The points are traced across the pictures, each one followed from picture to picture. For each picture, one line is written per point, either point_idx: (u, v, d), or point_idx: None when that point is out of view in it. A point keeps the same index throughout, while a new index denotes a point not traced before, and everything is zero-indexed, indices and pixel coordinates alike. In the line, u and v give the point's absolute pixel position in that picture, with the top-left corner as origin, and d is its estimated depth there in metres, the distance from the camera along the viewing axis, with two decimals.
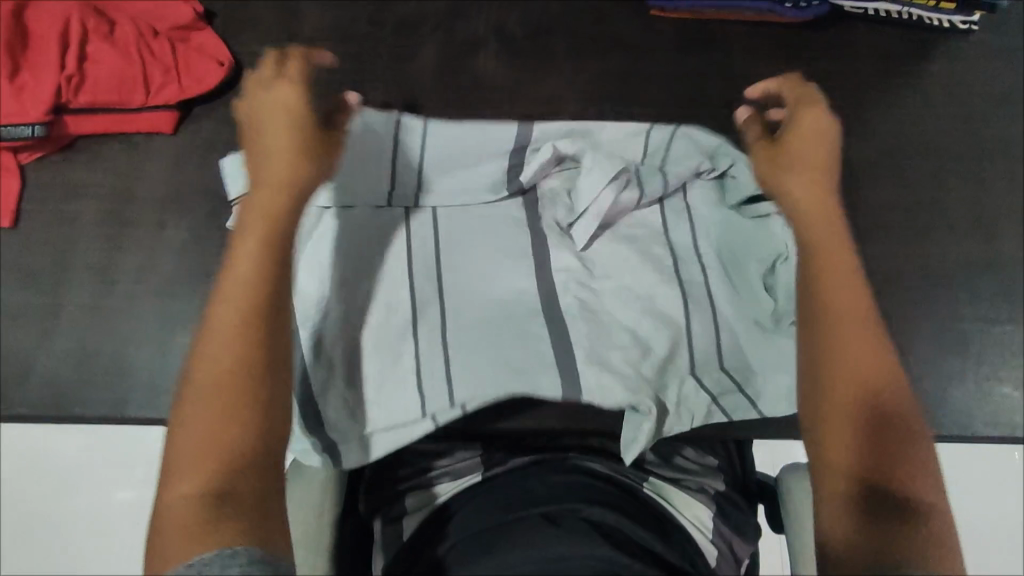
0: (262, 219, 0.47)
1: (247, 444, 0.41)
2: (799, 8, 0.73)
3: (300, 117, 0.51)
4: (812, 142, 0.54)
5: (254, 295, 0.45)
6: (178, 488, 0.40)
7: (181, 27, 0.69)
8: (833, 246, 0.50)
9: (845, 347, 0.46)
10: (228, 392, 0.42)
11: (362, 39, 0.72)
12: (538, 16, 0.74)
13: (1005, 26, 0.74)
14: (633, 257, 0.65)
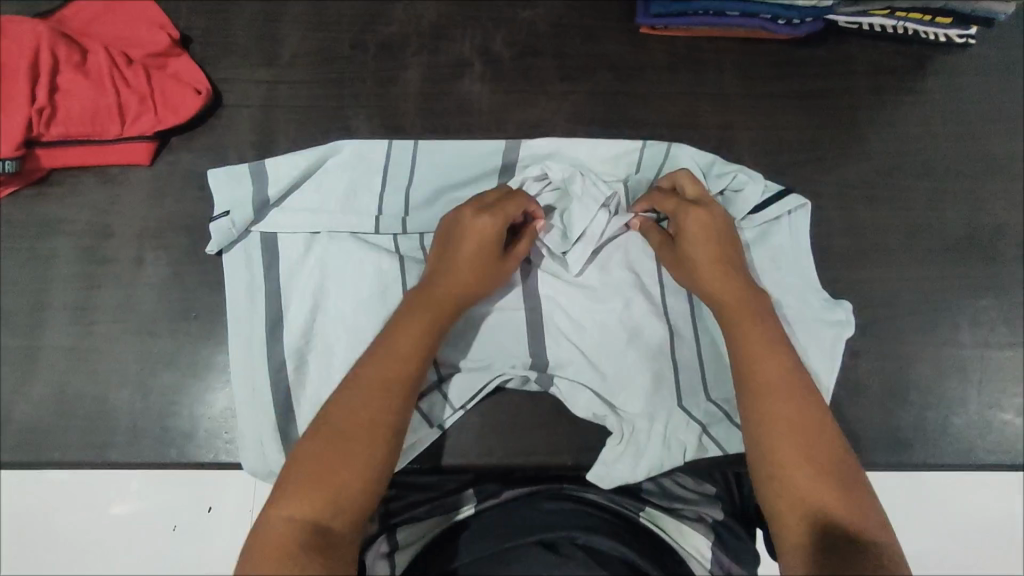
0: (426, 318, 0.55)
1: (353, 491, 0.47)
2: (792, 26, 0.69)
3: (497, 244, 0.58)
4: (708, 223, 0.59)
5: (403, 371, 0.52)
6: (289, 510, 0.46)
7: (156, 53, 0.67)
8: (746, 319, 0.55)
9: (779, 413, 0.51)
10: (359, 444, 0.48)
11: (345, 62, 0.70)
12: (525, 37, 0.72)
13: (1008, 39, 0.73)
14: (621, 285, 0.63)
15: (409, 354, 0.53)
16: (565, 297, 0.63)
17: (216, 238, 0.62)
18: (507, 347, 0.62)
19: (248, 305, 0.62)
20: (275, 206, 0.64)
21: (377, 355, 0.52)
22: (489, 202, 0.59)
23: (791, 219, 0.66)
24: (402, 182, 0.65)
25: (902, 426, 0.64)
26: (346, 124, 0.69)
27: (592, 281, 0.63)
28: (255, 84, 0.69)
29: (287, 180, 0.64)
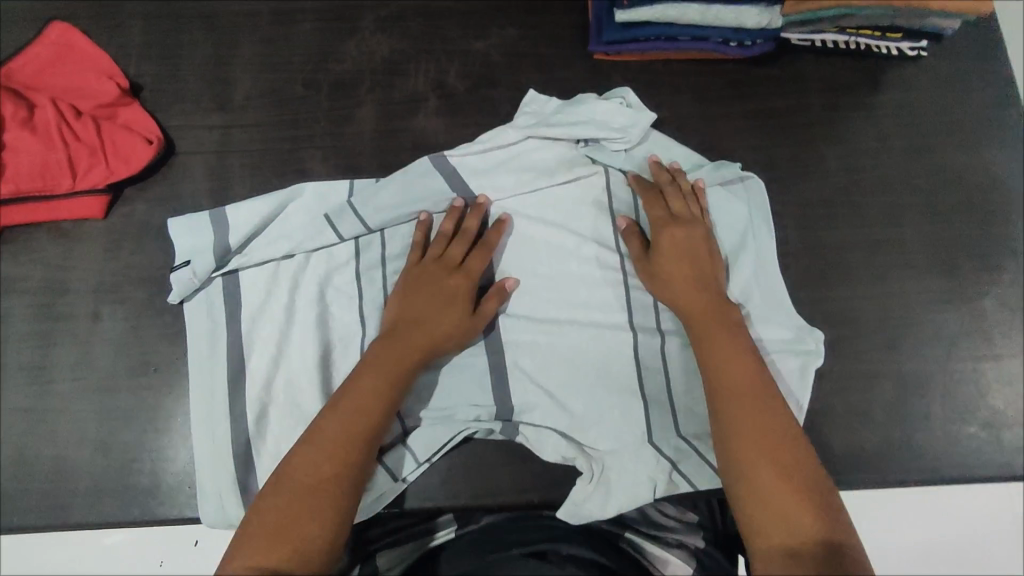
0: (391, 373, 0.55)
1: (313, 542, 0.47)
2: (744, 47, 0.69)
3: (464, 299, 0.60)
4: (685, 242, 0.61)
5: (368, 422, 0.53)
6: (246, 557, 0.46)
7: (104, 104, 0.67)
8: (704, 316, 0.58)
9: (735, 399, 0.52)
10: (320, 493, 0.49)
11: (299, 102, 0.70)
12: (478, 68, 0.71)
13: (958, 51, 0.73)
14: (585, 320, 0.63)
15: (371, 402, 0.54)
16: (529, 334, 0.63)
17: (179, 288, 0.62)
18: (470, 393, 0.62)
19: (207, 357, 0.61)
20: (237, 253, 0.63)
21: (340, 406, 0.53)
22: (452, 254, 0.61)
23: (757, 242, 0.65)
24: (360, 218, 0.63)
25: (867, 446, 0.64)
26: (302, 166, 0.68)
27: (554, 321, 0.63)
28: (208, 130, 0.69)
29: (245, 229, 0.63)
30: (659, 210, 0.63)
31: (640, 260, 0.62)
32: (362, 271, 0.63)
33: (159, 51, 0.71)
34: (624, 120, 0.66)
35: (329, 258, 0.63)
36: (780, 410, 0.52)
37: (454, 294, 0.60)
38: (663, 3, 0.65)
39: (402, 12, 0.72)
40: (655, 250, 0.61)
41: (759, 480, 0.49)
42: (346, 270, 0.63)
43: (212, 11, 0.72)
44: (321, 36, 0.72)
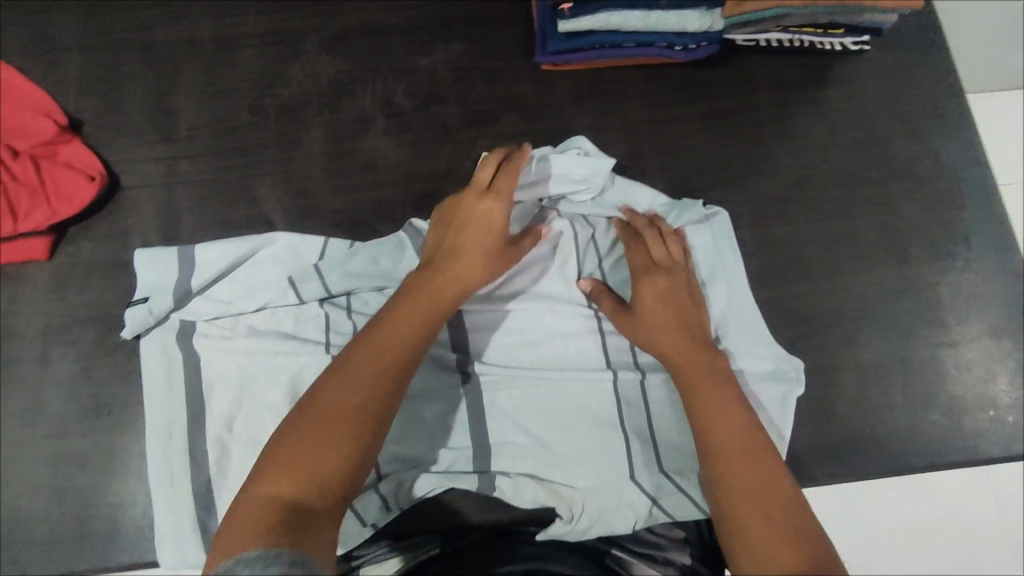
0: (424, 305, 0.53)
1: (336, 471, 0.45)
2: (689, 50, 0.70)
3: (502, 228, 0.57)
4: (666, 291, 0.59)
5: (402, 346, 0.50)
6: (270, 484, 0.44)
7: (44, 142, 0.66)
8: (684, 344, 0.57)
9: (718, 426, 0.52)
10: (345, 425, 0.46)
11: (245, 129, 0.69)
12: (426, 85, 0.71)
13: (899, 42, 0.74)
14: (549, 338, 0.63)
15: (401, 337, 0.51)
16: (500, 353, 0.63)
17: (132, 324, 0.61)
18: (435, 426, 0.61)
19: (162, 395, 0.60)
20: (197, 295, 0.62)
21: (364, 341, 0.50)
22: (484, 175, 0.58)
23: (728, 275, 0.65)
24: (323, 287, 0.61)
25: (831, 441, 0.64)
26: (252, 194, 0.67)
27: (528, 361, 0.63)
28: (153, 163, 0.68)
29: (210, 272, 0.62)
30: (641, 258, 0.61)
31: (619, 314, 0.60)
32: (331, 318, 0.61)
33: (98, 84, 0.69)
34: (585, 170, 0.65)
35: (298, 313, 0.61)
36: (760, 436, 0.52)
37: (491, 220, 0.57)
38: (605, 12, 0.65)
39: (346, 32, 0.72)
40: (637, 303, 0.59)
41: (732, 500, 0.48)
42: (315, 309, 0.61)
43: (152, 40, 0.71)
44: (265, 61, 0.71)
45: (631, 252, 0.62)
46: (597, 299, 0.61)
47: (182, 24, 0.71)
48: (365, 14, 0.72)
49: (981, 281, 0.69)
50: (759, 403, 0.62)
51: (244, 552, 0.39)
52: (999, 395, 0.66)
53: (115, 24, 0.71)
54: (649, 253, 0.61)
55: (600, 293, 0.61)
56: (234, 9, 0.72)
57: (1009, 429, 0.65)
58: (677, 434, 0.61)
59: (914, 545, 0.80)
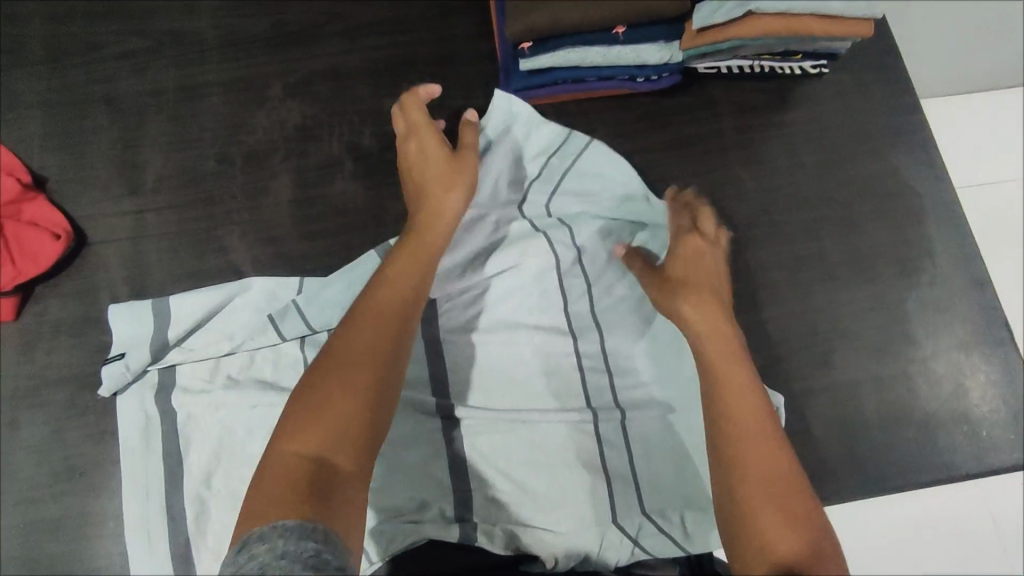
0: (413, 246, 0.57)
1: (354, 415, 0.47)
2: (651, 81, 0.71)
3: (438, 151, 0.62)
4: (701, 257, 0.60)
5: (401, 289, 0.54)
6: (293, 445, 0.45)
7: (8, 201, 0.65)
8: (711, 295, 0.58)
9: (731, 376, 0.53)
10: (357, 383, 0.48)
11: (212, 178, 0.69)
12: (393, 126, 0.71)
13: (856, 64, 0.76)
14: (529, 377, 0.63)
15: (402, 295, 0.54)
16: (481, 397, 0.63)
17: (108, 383, 0.60)
18: (415, 475, 0.60)
19: (135, 455, 0.59)
20: (175, 347, 0.61)
21: (370, 293, 0.54)
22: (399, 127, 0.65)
23: None
24: (304, 320, 0.61)
25: (808, 465, 0.65)
26: (221, 243, 0.67)
27: (509, 404, 0.62)
28: (121, 217, 0.67)
29: (187, 321, 0.62)
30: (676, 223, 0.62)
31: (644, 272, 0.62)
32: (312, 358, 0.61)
33: (63, 139, 0.69)
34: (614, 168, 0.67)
35: (275, 353, 0.61)
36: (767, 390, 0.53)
37: (425, 150, 0.62)
38: (565, 49, 0.66)
39: (311, 76, 0.72)
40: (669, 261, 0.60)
41: (742, 464, 0.49)
42: (292, 347, 0.62)
43: (115, 93, 0.71)
44: (230, 108, 0.71)
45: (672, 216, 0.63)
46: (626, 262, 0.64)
47: (146, 76, 0.71)
48: (329, 57, 0.73)
49: (948, 294, 0.70)
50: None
51: (278, 521, 0.41)
52: (972, 407, 0.67)
53: (77, 79, 0.71)
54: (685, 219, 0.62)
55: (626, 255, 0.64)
56: (197, 58, 0.72)
57: (983, 442, 0.66)
58: (658, 474, 0.61)
59: None
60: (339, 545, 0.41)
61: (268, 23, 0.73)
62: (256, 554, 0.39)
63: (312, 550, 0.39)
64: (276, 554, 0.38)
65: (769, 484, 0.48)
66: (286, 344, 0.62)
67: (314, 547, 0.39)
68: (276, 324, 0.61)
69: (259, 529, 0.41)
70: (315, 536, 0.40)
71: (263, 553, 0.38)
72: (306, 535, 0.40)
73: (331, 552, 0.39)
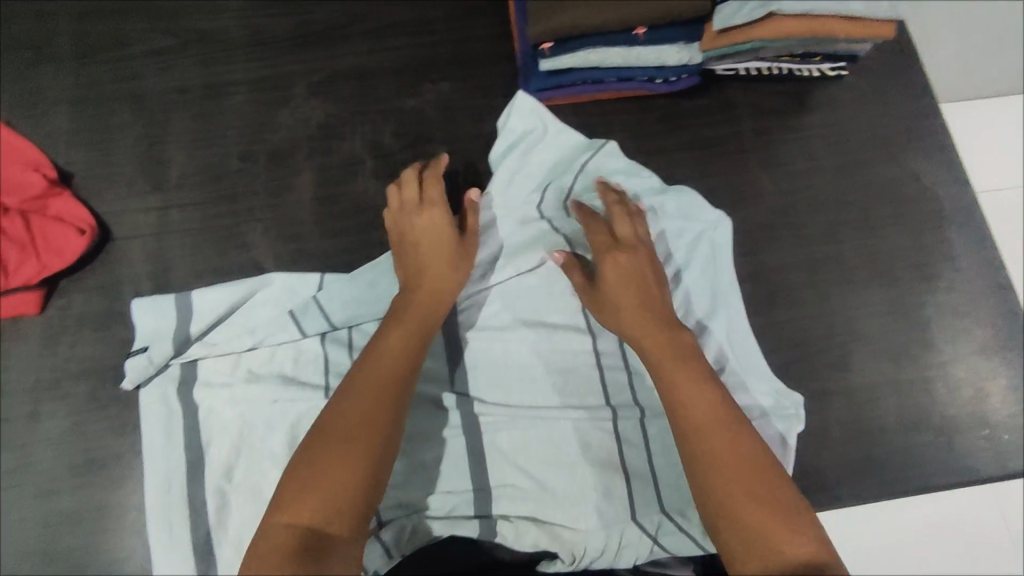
0: (409, 325, 0.56)
1: (349, 486, 0.47)
2: (669, 82, 0.71)
3: (447, 233, 0.61)
4: (627, 269, 0.60)
5: (398, 363, 0.54)
6: (289, 515, 0.46)
7: (34, 197, 0.66)
8: (657, 313, 0.58)
9: (686, 394, 0.53)
10: (352, 456, 0.48)
11: (235, 175, 0.69)
12: (414, 126, 0.72)
13: (875, 68, 0.76)
14: (548, 374, 0.63)
15: (399, 369, 0.53)
16: (500, 393, 0.63)
17: (132, 374, 0.60)
18: (434, 471, 0.60)
19: (157, 449, 0.59)
20: (197, 341, 0.62)
21: (364, 364, 0.53)
22: (409, 196, 0.63)
23: (728, 310, 0.66)
24: (325, 318, 0.62)
25: (827, 466, 0.64)
26: (243, 240, 0.68)
27: (528, 400, 0.62)
28: (145, 213, 0.68)
29: (209, 316, 0.62)
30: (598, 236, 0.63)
31: (585, 291, 0.62)
32: (333, 353, 0.62)
33: (89, 136, 0.70)
34: (626, 166, 0.69)
35: (297, 349, 0.62)
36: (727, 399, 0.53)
37: (433, 231, 0.61)
38: (583, 50, 0.66)
39: (333, 76, 0.73)
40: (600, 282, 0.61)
41: (719, 487, 0.48)
42: (313, 342, 0.62)
43: (141, 90, 0.71)
44: (254, 106, 0.72)
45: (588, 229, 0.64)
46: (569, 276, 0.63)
47: (171, 74, 0.72)
48: (352, 57, 0.74)
49: (968, 299, 0.69)
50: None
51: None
52: (992, 413, 0.67)
53: (104, 76, 0.72)
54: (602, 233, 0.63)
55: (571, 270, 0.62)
56: (223, 57, 0.73)
57: (1003, 447, 0.66)
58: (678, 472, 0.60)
59: (917, 564, 0.80)
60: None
61: (292, 23, 0.74)
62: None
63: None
64: None
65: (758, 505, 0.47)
66: (306, 339, 0.62)
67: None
68: (297, 321, 0.61)
69: None
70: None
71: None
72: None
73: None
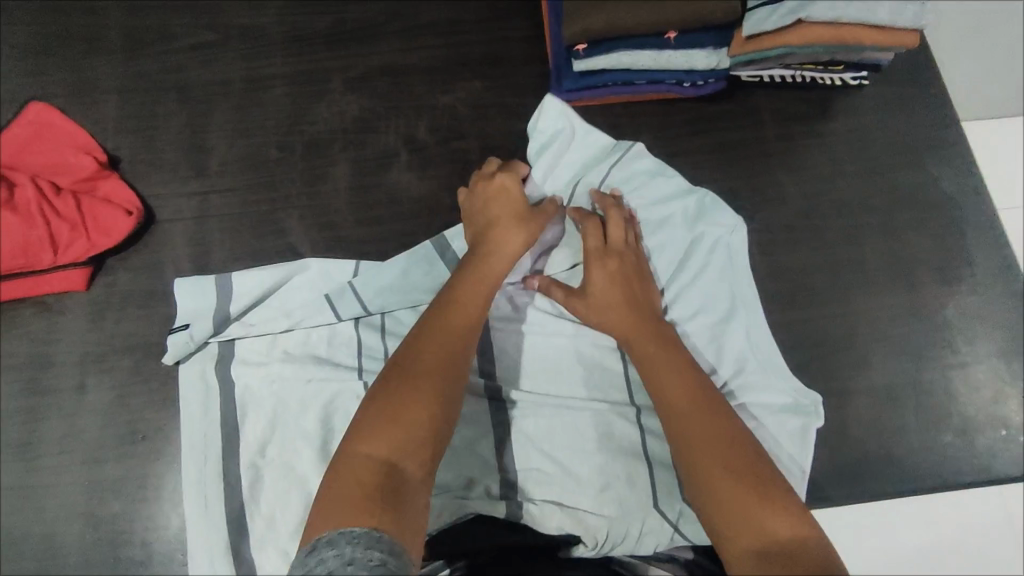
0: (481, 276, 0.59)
1: (422, 425, 0.49)
2: (697, 86, 0.73)
3: (523, 202, 0.64)
4: (616, 275, 0.63)
5: (470, 312, 0.56)
6: (363, 449, 0.47)
7: (85, 178, 0.69)
8: (644, 321, 0.61)
9: (670, 392, 0.55)
10: (427, 395, 0.50)
11: (274, 164, 0.72)
12: (447, 122, 0.74)
13: (897, 77, 0.78)
14: (574, 366, 0.65)
15: (471, 318, 0.56)
16: (528, 384, 0.65)
17: (173, 350, 0.63)
18: (463, 454, 0.62)
19: (194, 423, 0.62)
20: (236, 320, 0.64)
21: (441, 308, 0.56)
22: (488, 171, 0.67)
23: (746, 313, 0.67)
24: (362, 304, 0.64)
25: (846, 462, 0.66)
26: (282, 227, 0.70)
27: (553, 390, 0.64)
28: (187, 198, 0.71)
29: (249, 297, 0.65)
30: (591, 240, 0.64)
31: (571, 297, 0.64)
32: (365, 339, 0.64)
33: (136, 123, 0.73)
34: (655, 164, 0.71)
35: (331, 331, 0.64)
36: (712, 391, 0.55)
37: (512, 197, 0.64)
38: (618, 52, 0.69)
39: (369, 72, 0.76)
40: (588, 288, 0.63)
41: (706, 470, 0.50)
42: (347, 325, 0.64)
43: (185, 81, 0.74)
44: (293, 99, 0.74)
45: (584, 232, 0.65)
46: (549, 290, 0.65)
47: (215, 67, 0.75)
48: (388, 55, 0.76)
49: (987, 304, 0.71)
50: (776, 438, 0.63)
51: (349, 526, 0.42)
52: (1009, 415, 0.68)
53: (151, 67, 0.75)
54: (595, 237, 0.65)
55: (551, 286, 0.65)
56: (264, 51, 0.76)
57: (1021, 449, 0.67)
58: None
59: (933, 567, 0.81)
60: (403, 557, 0.41)
61: (331, 21, 0.77)
62: (326, 559, 0.40)
63: (377, 559, 0.40)
64: (344, 560, 0.39)
65: (758, 491, 0.49)
66: (342, 322, 0.64)
67: (381, 555, 0.40)
68: (335, 306, 0.64)
69: (330, 531, 0.42)
70: (381, 546, 0.41)
71: (332, 558, 0.40)
72: (372, 543, 0.41)
73: (395, 563, 0.40)
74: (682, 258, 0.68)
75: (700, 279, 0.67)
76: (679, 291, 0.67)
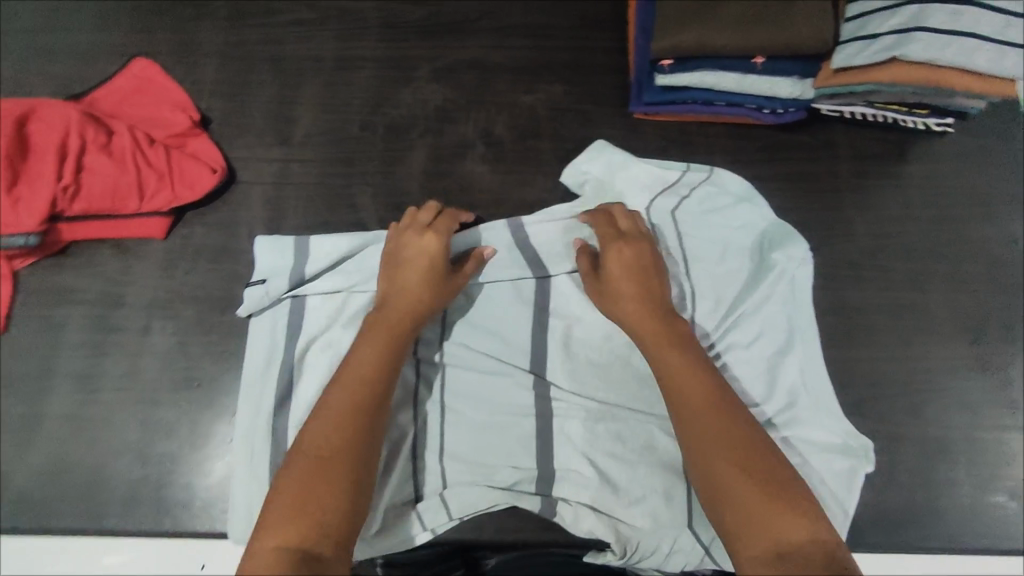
0: (379, 336, 0.57)
1: (326, 506, 0.48)
2: (777, 113, 0.73)
3: (435, 266, 0.61)
4: (631, 261, 0.61)
5: (369, 385, 0.54)
6: (271, 540, 0.46)
7: (177, 134, 0.72)
8: (657, 309, 0.59)
9: (677, 393, 0.54)
10: (331, 477, 0.49)
11: (354, 141, 0.74)
12: (525, 121, 0.76)
13: (986, 128, 0.76)
14: (622, 374, 0.64)
15: (371, 385, 0.54)
16: (574, 386, 0.64)
17: (248, 303, 0.65)
18: (507, 449, 0.62)
19: (250, 377, 0.63)
20: (310, 280, 0.66)
21: (339, 382, 0.54)
22: (422, 218, 0.65)
23: (803, 348, 0.66)
24: None
25: (890, 508, 0.64)
26: (353, 202, 0.72)
27: (599, 395, 0.64)
28: (268, 163, 0.73)
29: (323, 260, 0.66)
30: (605, 232, 0.64)
31: (592, 281, 0.62)
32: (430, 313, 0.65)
33: (229, 87, 0.76)
34: (745, 190, 0.71)
35: None
36: (715, 387, 0.54)
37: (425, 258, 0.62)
38: (702, 70, 0.70)
39: (456, 64, 0.78)
40: (608, 276, 0.61)
41: (717, 479, 0.49)
42: None
43: (280, 55, 0.78)
44: (380, 83, 0.77)
45: (596, 224, 0.65)
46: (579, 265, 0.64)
47: (310, 43, 0.78)
48: (475, 50, 0.78)
49: None
50: (821, 477, 0.62)
51: None
52: None
53: (251, 37, 0.78)
54: (608, 228, 0.64)
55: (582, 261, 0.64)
56: (359, 33, 0.79)
57: None
58: None
59: None
60: None
61: (425, 12, 0.79)
62: None
63: None
64: None
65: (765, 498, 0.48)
66: None
67: None
68: None
69: None
70: None
71: None
72: None
73: None
74: (751, 283, 0.68)
75: (767, 306, 0.67)
76: (744, 316, 0.66)
